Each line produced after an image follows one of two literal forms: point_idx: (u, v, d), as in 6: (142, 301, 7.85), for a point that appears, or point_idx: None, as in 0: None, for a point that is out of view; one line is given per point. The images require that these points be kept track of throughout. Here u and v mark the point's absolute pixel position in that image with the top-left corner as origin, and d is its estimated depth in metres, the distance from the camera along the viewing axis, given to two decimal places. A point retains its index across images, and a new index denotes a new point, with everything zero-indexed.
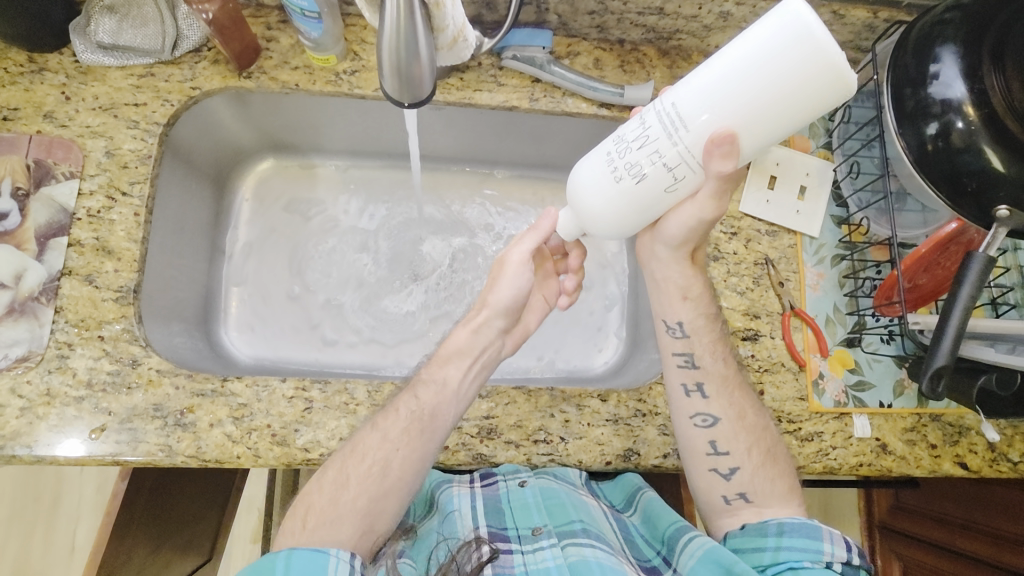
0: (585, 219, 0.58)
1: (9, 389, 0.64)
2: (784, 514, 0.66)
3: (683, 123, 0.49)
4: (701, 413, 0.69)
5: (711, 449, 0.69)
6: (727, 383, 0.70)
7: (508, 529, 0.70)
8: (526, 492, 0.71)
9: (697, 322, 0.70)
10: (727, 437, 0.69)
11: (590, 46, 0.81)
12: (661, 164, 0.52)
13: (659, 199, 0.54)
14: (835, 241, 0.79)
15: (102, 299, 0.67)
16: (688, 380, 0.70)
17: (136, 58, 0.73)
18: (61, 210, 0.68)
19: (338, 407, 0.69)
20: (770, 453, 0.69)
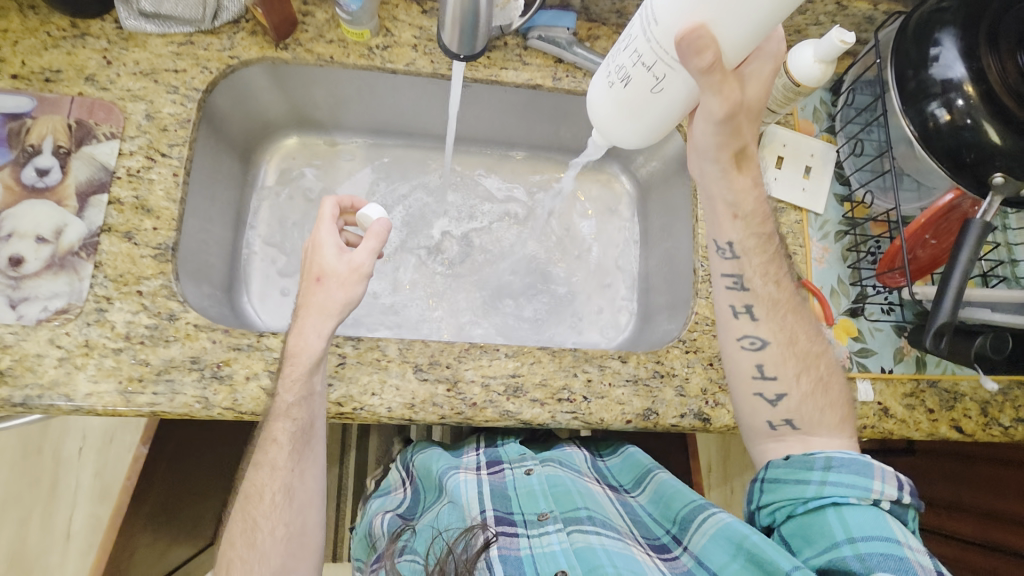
0: (601, 123, 0.70)
1: (48, 340, 0.65)
2: (833, 449, 0.68)
3: (657, 21, 0.56)
4: (749, 335, 0.72)
5: (757, 371, 0.72)
6: (776, 307, 0.72)
7: (514, 514, 0.74)
8: (533, 481, 0.78)
9: (748, 243, 0.71)
10: (775, 362, 0.71)
11: (609, 31, 0.85)
12: (640, 65, 0.60)
13: (647, 102, 0.63)
14: (839, 218, 0.84)
15: (140, 255, 0.69)
16: (735, 303, 0.73)
17: (176, 26, 0.75)
18: (102, 169, 0.70)
19: (370, 363, 0.71)
20: (822, 380, 0.72)
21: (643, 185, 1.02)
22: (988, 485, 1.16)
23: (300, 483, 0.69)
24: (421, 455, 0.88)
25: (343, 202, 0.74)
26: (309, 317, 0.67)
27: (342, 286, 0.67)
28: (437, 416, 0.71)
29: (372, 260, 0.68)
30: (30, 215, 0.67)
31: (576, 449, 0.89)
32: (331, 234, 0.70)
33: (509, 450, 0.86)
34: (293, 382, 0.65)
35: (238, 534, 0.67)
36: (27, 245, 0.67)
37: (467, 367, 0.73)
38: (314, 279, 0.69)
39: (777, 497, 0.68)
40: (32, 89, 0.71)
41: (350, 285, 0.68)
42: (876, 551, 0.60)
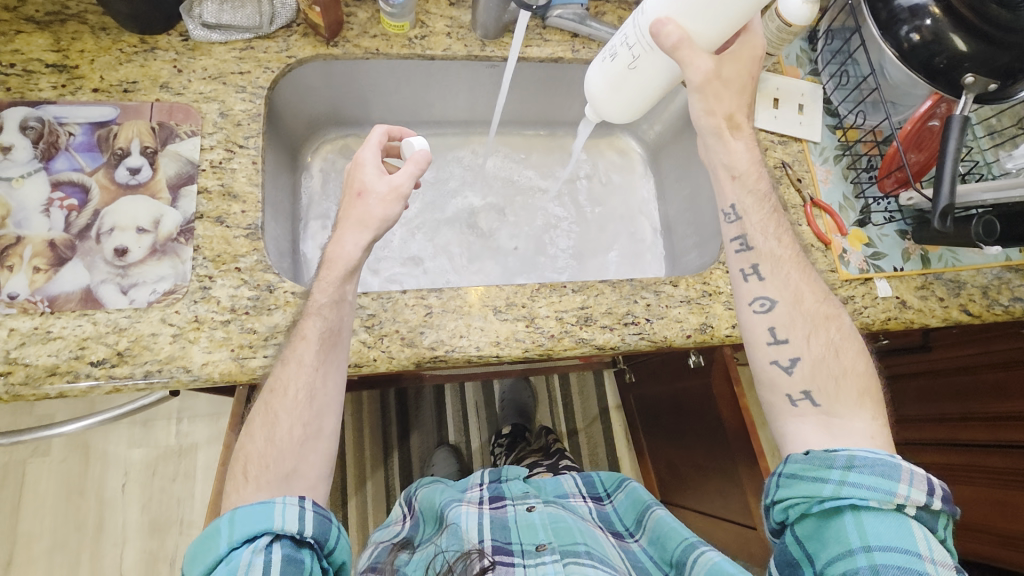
0: (592, 96, 0.82)
1: (159, 320, 0.70)
2: (859, 447, 0.63)
3: (642, 11, 0.70)
4: (760, 299, 0.72)
5: (770, 336, 0.71)
6: (779, 263, 0.73)
7: (513, 544, 0.87)
8: (533, 517, 0.92)
9: (747, 202, 0.74)
10: (786, 323, 0.71)
11: (613, 7, 0.96)
12: (625, 46, 0.74)
13: (627, 79, 0.76)
14: (834, 144, 0.96)
15: (234, 236, 0.75)
16: (743, 265, 0.74)
17: (236, 34, 0.82)
18: (188, 163, 0.76)
19: (454, 310, 0.78)
20: (832, 343, 0.70)
21: (652, 147, 1.13)
22: (992, 389, 1.23)
23: (322, 386, 0.68)
24: (428, 492, 1.04)
25: (392, 131, 0.77)
26: (349, 228, 0.72)
27: (378, 204, 0.72)
28: (521, 349, 0.78)
29: (410, 184, 0.73)
30: (129, 209, 0.73)
31: (581, 501, 1.02)
32: (373, 155, 0.74)
33: (513, 489, 1.01)
34: (328, 284, 0.70)
35: (259, 426, 0.67)
36: (129, 236, 0.72)
37: (540, 304, 0.80)
38: (355, 194, 0.73)
39: (792, 493, 0.64)
40: (114, 99, 0.77)
41: (386, 204, 0.72)
42: (891, 561, 0.58)
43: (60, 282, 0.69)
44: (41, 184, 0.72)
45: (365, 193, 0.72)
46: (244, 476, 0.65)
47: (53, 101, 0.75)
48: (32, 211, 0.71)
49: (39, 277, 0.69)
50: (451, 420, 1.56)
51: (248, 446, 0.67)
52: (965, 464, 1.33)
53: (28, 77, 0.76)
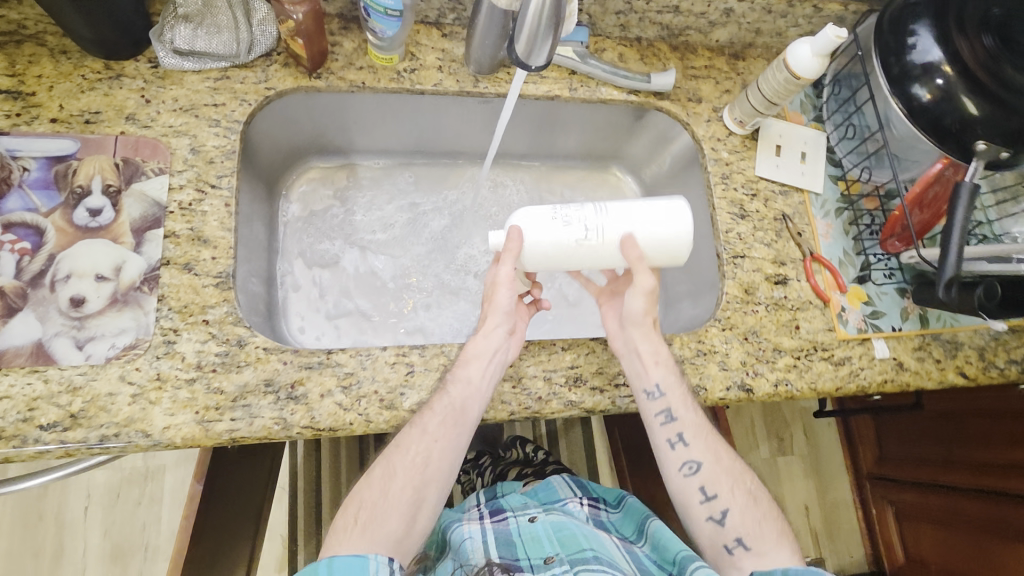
0: (518, 224, 0.74)
1: (118, 378, 0.65)
2: (785, 560, 0.74)
3: (606, 210, 0.75)
4: (687, 464, 0.79)
5: (701, 494, 0.78)
6: (701, 430, 0.79)
7: (521, 559, 0.84)
8: (537, 527, 0.89)
9: (668, 379, 0.76)
10: (711, 480, 0.78)
11: (613, 43, 0.92)
12: (589, 226, 0.74)
13: (569, 248, 0.75)
14: (836, 196, 0.93)
15: (203, 285, 0.70)
16: (671, 434, 0.78)
17: (211, 62, 0.77)
18: (155, 204, 0.71)
19: (437, 369, 0.73)
20: (751, 494, 0.79)
21: (648, 185, 1.09)
22: (976, 437, 1.23)
23: (437, 468, 0.71)
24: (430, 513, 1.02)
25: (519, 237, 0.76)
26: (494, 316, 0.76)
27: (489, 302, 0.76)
28: (507, 412, 0.74)
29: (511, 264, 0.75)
30: (88, 254, 0.67)
31: (578, 503, 0.98)
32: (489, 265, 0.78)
33: (512, 502, 0.98)
34: None
35: (377, 476, 0.71)
36: (87, 284, 0.66)
37: (528, 363, 0.76)
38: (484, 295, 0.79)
39: None
40: (74, 131, 0.71)
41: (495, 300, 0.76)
42: None
43: (9, 334, 0.63)
44: None
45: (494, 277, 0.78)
46: (353, 519, 0.69)
47: (6, 132, 0.69)
48: None
49: None
50: None
51: (362, 492, 0.72)
52: (943, 508, 1.32)
53: None
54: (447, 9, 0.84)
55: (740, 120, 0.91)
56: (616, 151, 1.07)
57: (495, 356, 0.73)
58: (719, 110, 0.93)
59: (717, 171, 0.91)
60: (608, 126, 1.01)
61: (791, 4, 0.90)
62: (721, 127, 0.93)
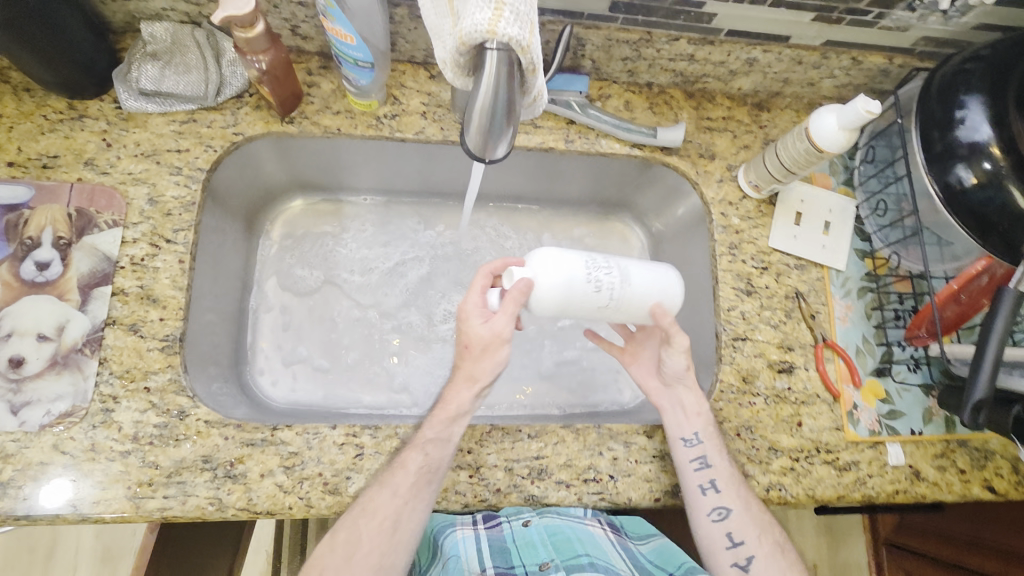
0: (538, 260, 0.65)
1: (51, 446, 0.62)
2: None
3: (636, 278, 0.68)
4: (714, 510, 0.69)
5: (728, 540, 0.69)
6: (734, 477, 0.70)
7: (515, 569, 0.67)
8: (530, 530, 0.69)
9: (708, 429, 0.71)
10: (741, 528, 0.69)
11: (620, 89, 0.83)
12: (611, 291, 0.67)
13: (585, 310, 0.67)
14: (861, 274, 0.82)
15: (147, 348, 0.66)
16: (702, 480, 0.69)
17: (178, 104, 0.72)
18: (105, 259, 0.68)
19: (389, 452, 0.68)
20: (779, 545, 0.70)
21: (655, 237, 0.99)
22: (1008, 519, 1.05)
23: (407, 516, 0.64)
24: None
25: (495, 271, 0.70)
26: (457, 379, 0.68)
27: (487, 354, 0.67)
28: (460, 504, 0.68)
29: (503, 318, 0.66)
30: (32, 312, 0.65)
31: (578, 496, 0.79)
32: (475, 302, 0.68)
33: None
34: None
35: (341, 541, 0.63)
36: (28, 344, 0.64)
37: (489, 451, 0.70)
38: (462, 345, 0.68)
39: None
40: (30, 176, 0.68)
41: (497, 351, 0.67)
42: None
43: None
44: None
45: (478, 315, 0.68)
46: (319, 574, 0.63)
47: None
48: None
49: None
50: None
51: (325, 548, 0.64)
52: None
53: None
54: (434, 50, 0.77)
55: (756, 184, 0.81)
56: (623, 200, 0.98)
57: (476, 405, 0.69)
58: (734, 169, 0.84)
59: (725, 240, 0.82)
60: (614, 176, 0.92)
61: (826, 56, 0.79)
62: (734, 189, 0.83)
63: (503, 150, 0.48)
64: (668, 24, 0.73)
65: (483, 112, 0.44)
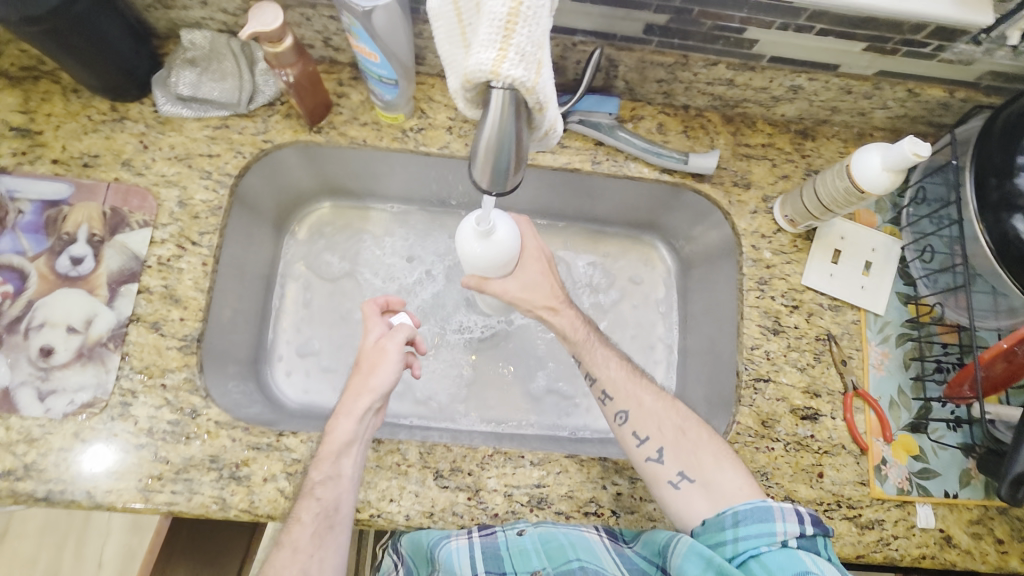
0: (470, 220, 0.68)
1: (72, 434, 0.65)
2: (738, 500, 0.64)
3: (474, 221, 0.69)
4: (652, 453, 0.68)
5: (677, 479, 0.67)
6: (664, 426, 0.70)
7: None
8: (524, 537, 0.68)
9: (622, 381, 0.73)
10: (679, 459, 0.67)
11: (654, 110, 0.80)
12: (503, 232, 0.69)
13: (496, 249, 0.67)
14: (901, 320, 0.77)
15: (167, 347, 0.69)
16: (648, 450, 0.68)
17: (212, 110, 0.75)
18: (133, 257, 0.70)
19: (390, 467, 0.69)
20: (719, 452, 0.67)
21: (684, 262, 0.96)
22: None
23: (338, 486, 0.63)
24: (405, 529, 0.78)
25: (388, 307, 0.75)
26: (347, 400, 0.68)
27: (372, 371, 0.69)
28: (456, 525, 0.68)
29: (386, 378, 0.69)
30: (64, 305, 0.68)
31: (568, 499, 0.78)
32: (375, 328, 0.73)
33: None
34: None
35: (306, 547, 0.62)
36: (58, 335, 0.67)
37: (490, 475, 0.69)
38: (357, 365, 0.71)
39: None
40: (71, 174, 0.71)
41: (381, 370, 0.69)
42: None
43: None
44: None
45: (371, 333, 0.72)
46: None
47: (9, 171, 0.71)
48: None
49: None
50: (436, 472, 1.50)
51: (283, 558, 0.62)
52: None
53: None
54: None
55: (791, 219, 0.77)
56: (652, 222, 0.95)
57: (365, 434, 0.68)
58: (769, 200, 0.80)
59: (754, 274, 0.78)
60: (643, 198, 0.89)
61: (879, 86, 0.73)
62: (768, 221, 0.79)
63: (513, 183, 0.46)
64: (705, 49, 0.70)
65: (489, 149, 0.43)
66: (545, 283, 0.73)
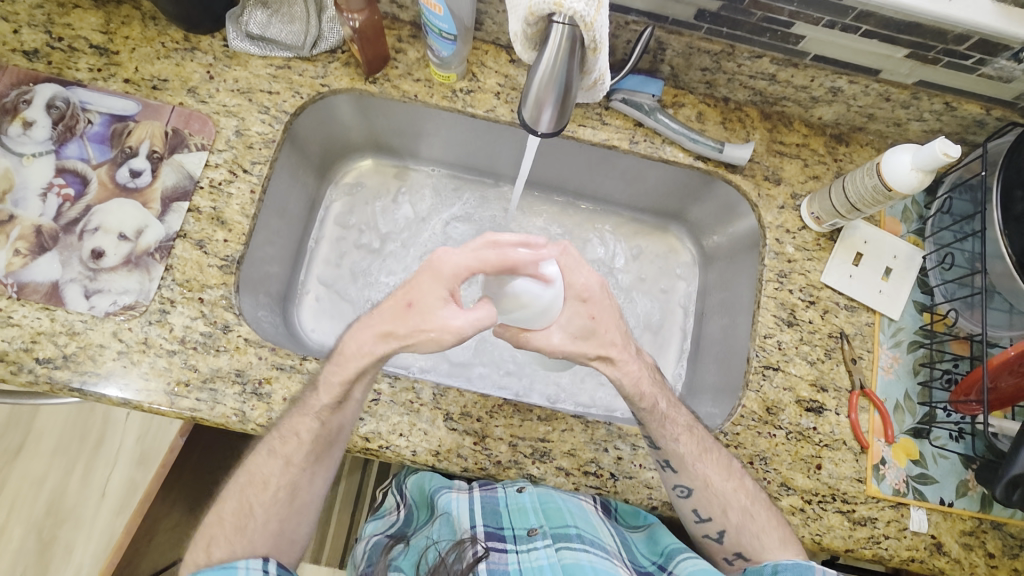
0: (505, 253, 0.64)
1: (111, 333, 0.69)
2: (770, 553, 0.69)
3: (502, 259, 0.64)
4: (713, 531, 0.73)
5: (695, 516, 0.72)
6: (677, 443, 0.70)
7: (503, 529, 0.71)
8: (523, 497, 0.71)
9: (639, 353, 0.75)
10: (703, 505, 0.71)
11: (695, 100, 0.83)
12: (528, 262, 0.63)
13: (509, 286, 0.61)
14: (915, 327, 0.79)
15: (208, 264, 0.72)
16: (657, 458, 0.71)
17: (277, 51, 0.79)
18: (188, 177, 0.74)
19: (402, 404, 0.71)
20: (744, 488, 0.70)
21: (706, 254, 0.98)
22: None
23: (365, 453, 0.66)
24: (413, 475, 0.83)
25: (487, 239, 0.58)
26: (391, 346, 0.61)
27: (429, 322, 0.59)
28: (460, 467, 0.70)
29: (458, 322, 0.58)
30: (118, 213, 0.72)
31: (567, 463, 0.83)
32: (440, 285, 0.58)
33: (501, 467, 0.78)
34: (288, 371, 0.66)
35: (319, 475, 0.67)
36: (109, 240, 0.71)
37: (497, 423, 0.72)
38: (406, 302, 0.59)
39: None
40: (140, 94, 0.76)
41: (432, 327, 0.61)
42: None
43: (33, 270, 0.69)
44: (47, 167, 0.73)
45: (452, 285, 0.57)
46: None
47: (84, 84, 0.76)
48: (30, 192, 0.72)
49: (16, 261, 0.69)
50: None
51: None
52: None
53: (71, 55, 0.76)
54: None
55: (817, 217, 0.79)
56: (679, 212, 0.98)
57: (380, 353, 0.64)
58: (798, 198, 0.82)
59: (775, 267, 0.80)
60: (674, 185, 0.92)
61: (917, 96, 0.75)
62: (795, 218, 0.81)
63: (561, 124, 0.50)
64: (752, 41, 0.73)
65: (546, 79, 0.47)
66: (597, 329, 0.67)
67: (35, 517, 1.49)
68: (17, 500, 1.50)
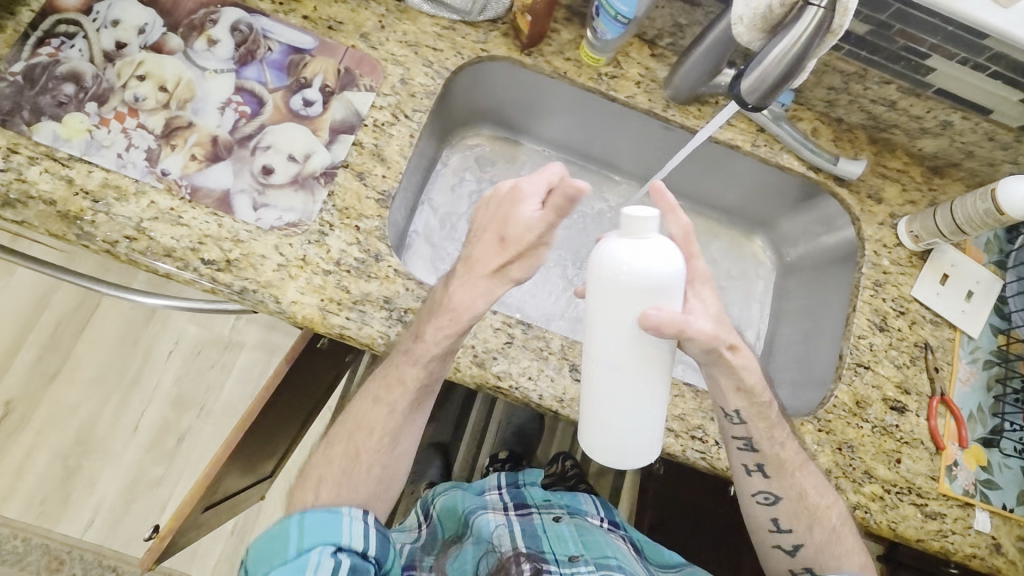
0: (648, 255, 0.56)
1: (273, 246, 0.73)
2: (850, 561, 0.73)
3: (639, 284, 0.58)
4: (787, 543, 0.78)
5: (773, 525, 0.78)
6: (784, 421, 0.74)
7: (547, 552, 0.82)
8: (562, 527, 0.88)
9: None
10: (788, 516, 0.76)
11: (812, 116, 0.91)
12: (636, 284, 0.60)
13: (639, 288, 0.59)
14: (991, 347, 0.87)
15: (366, 196, 0.77)
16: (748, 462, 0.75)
17: (445, 12, 0.85)
18: (355, 113, 0.79)
19: (533, 350, 0.76)
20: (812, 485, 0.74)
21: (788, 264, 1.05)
22: None
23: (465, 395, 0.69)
24: (445, 496, 0.97)
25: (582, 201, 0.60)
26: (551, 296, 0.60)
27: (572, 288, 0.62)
28: (581, 416, 0.74)
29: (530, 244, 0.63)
30: (289, 136, 0.76)
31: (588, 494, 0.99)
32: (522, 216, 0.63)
33: (533, 494, 0.95)
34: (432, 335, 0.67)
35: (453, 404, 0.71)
36: (279, 159, 0.75)
37: None
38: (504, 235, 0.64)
39: None
40: (317, 32, 0.81)
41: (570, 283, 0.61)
42: None
43: (206, 176, 0.73)
44: (227, 83, 0.77)
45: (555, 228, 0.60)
46: None
47: (268, 14, 0.80)
48: (210, 104, 0.75)
49: (192, 165, 0.73)
50: (470, 426, 1.52)
51: None
52: None
53: None
54: (666, 32, 0.87)
55: (915, 235, 0.86)
56: (769, 221, 1.04)
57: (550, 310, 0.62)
58: (896, 217, 0.89)
59: (871, 276, 0.87)
60: (774, 194, 0.98)
61: (1019, 139, 0.84)
62: (892, 235, 0.89)
63: (762, 105, 0.63)
64: (885, 67, 0.82)
65: (766, 64, 0.59)
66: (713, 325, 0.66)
67: (62, 444, 1.45)
68: (49, 424, 1.46)
